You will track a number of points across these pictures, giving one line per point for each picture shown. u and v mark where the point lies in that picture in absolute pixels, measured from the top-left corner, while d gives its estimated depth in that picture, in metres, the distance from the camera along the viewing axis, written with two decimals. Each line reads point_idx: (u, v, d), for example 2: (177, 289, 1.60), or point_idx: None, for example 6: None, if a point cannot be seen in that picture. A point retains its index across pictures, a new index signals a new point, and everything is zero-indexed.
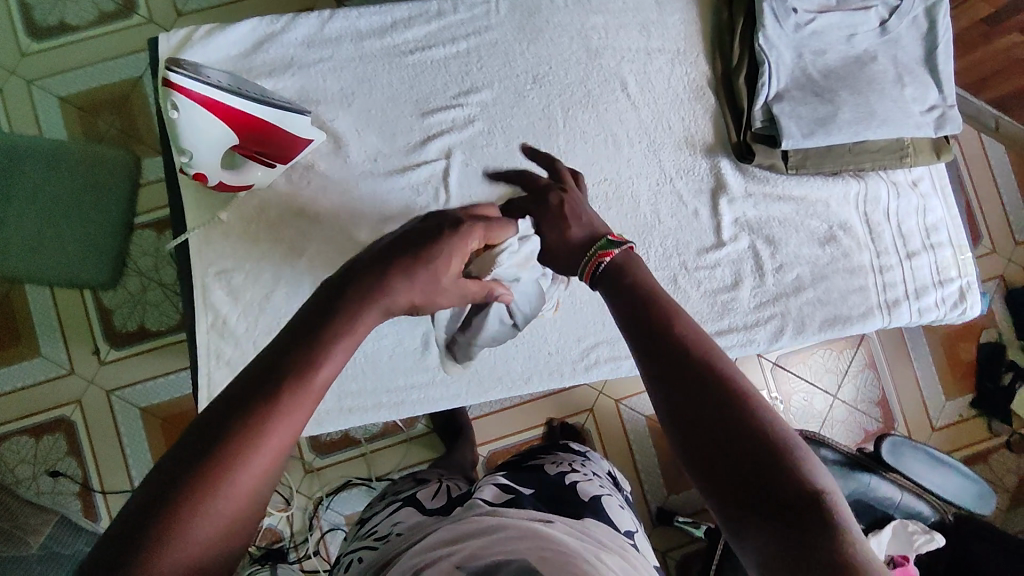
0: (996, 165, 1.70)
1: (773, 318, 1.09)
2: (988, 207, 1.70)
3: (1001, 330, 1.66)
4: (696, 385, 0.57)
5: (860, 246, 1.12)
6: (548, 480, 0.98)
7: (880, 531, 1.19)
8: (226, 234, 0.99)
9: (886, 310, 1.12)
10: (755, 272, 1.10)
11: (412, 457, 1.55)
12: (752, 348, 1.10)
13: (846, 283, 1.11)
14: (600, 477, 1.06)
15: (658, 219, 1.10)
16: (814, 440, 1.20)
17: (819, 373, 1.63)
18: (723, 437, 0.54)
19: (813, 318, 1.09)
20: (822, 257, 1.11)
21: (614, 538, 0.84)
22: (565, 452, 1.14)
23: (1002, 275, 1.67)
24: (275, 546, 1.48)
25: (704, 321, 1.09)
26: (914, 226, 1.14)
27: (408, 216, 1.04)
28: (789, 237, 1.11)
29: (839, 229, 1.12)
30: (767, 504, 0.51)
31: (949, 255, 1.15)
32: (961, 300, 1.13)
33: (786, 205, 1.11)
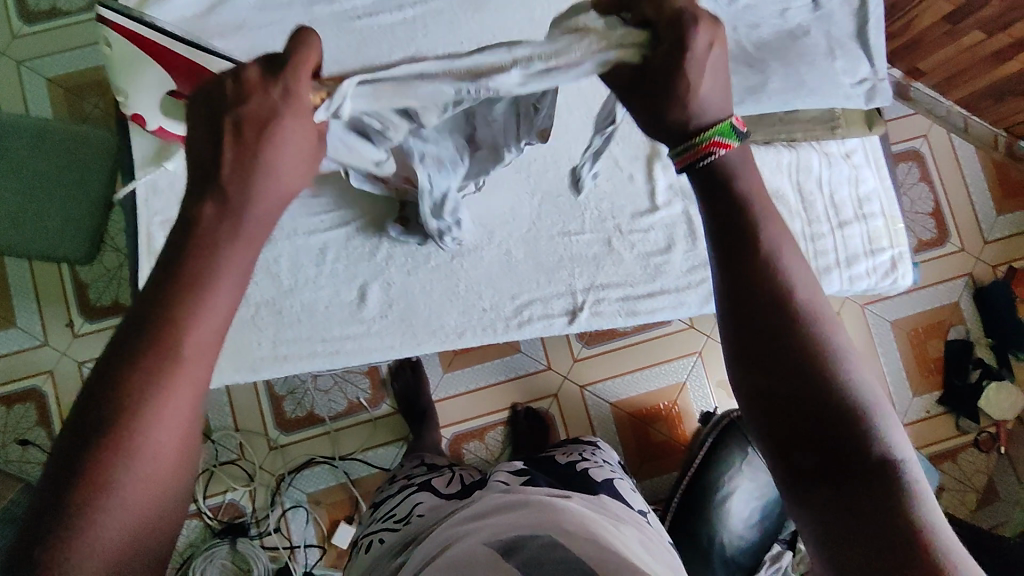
0: (966, 164, 1.71)
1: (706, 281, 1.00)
2: (958, 205, 1.71)
3: (970, 328, 1.67)
4: (770, 337, 0.60)
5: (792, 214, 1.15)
6: (563, 468, 1.14)
7: None
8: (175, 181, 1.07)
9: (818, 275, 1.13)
10: (688, 236, 1.01)
11: (376, 437, 1.55)
12: (685, 313, 1.02)
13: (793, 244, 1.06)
14: (613, 463, 1.21)
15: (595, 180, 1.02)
16: None
17: None
18: (789, 391, 0.58)
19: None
20: None
21: (625, 512, 1.01)
22: (580, 445, 1.29)
23: (970, 273, 1.69)
24: (237, 521, 1.49)
25: (636, 283, 1.01)
26: (846, 196, 1.17)
27: None
28: None
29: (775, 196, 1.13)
30: (822, 457, 0.56)
31: (880, 225, 1.17)
32: (892, 269, 1.15)
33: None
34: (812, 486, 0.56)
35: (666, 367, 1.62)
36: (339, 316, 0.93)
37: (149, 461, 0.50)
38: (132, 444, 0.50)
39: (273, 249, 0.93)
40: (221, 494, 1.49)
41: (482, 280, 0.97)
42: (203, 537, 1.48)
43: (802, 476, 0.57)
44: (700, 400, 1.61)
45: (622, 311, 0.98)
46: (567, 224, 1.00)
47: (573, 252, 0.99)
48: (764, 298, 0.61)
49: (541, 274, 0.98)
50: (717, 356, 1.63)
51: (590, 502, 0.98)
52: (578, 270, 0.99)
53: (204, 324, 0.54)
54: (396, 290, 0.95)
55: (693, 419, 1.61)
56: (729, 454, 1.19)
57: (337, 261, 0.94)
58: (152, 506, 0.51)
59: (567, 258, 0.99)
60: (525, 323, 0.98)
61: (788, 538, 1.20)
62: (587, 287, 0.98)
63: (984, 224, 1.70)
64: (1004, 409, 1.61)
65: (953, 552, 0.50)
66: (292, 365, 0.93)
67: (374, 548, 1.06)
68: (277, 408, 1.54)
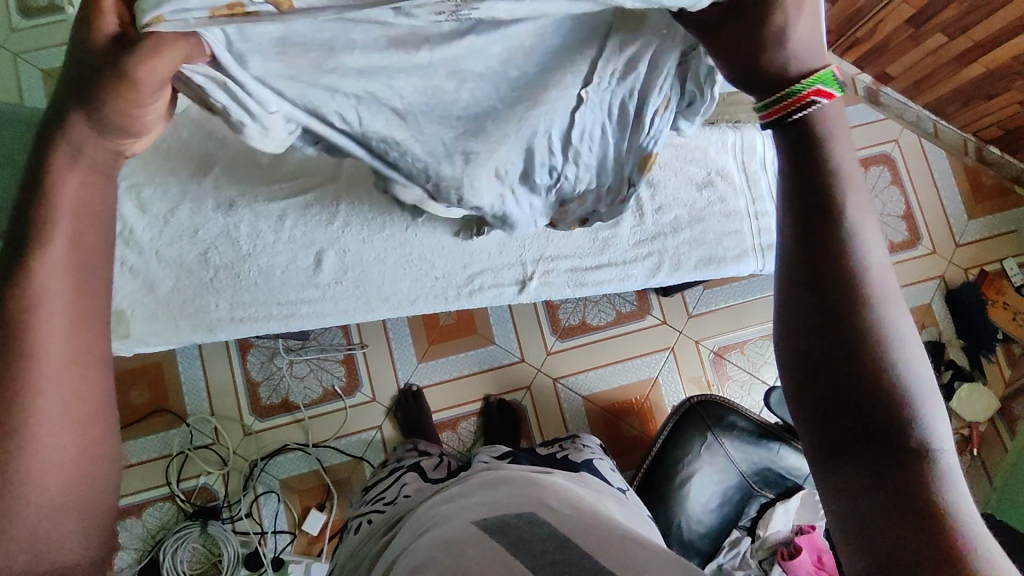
0: (936, 168, 1.75)
1: (651, 255, 1.05)
2: (929, 208, 1.74)
3: (942, 330, 1.68)
4: (814, 285, 0.53)
5: (736, 191, 1.07)
6: (546, 456, 1.15)
7: (787, 499, 1.20)
8: None
9: (761, 253, 1.07)
10: (636, 211, 1.04)
11: (350, 425, 1.57)
12: (630, 285, 1.06)
13: (721, 225, 1.06)
14: (598, 450, 1.23)
15: None
16: (724, 406, 1.22)
17: (755, 363, 1.66)
18: (835, 365, 0.51)
19: (689, 258, 1.05)
20: (699, 202, 1.06)
21: (605, 488, 1.04)
22: (562, 438, 1.31)
23: (942, 275, 1.71)
24: (208, 505, 1.50)
25: (585, 255, 1.05)
26: None
27: None
28: (669, 180, 1.05)
29: (716, 175, 1.07)
30: (858, 440, 0.49)
31: None
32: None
33: (666, 150, 1.04)
34: (841, 470, 0.50)
35: (638, 362, 1.63)
36: (295, 284, 0.96)
37: (39, 483, 0.44)
38: (4, 504, 0.44)
39: (233, 214, 0.93)
40: (194, 478, 1.51)
41: (431, 249, 0.99)
42: (175, 519, 1.50)
43: (830, 459, 0.50)
44: (671, 395, 1.63)
45: (569, 283, 1.03)
46: None
47: None
48: (824, 257, 0.52)
49: (486, 244, 1.00)
50: (689, 352, 1.65)
51: (571, 478, 1.00)
52: (529, 240, 1.02)
53: (49, 348, 0.45)
54: (351, 257, 0.98)
55: (664, 414, 1.62)
56: (691, 439, 1.20)
57: (291, 227, 0.95)
58: (77, 462, 0.46)
59: None
60: (476, 291, 1.02)
61: (746, 525, 1.21)
62: (538, 257, 1.02)
63: (956, 227, 1.73)
64: (976, 410, 1.62)
65: (988, 549, 0.44)
66: (247, 327, 0.96)
67: (360, 530, 1.07)
68: (253, 394, 1.56)
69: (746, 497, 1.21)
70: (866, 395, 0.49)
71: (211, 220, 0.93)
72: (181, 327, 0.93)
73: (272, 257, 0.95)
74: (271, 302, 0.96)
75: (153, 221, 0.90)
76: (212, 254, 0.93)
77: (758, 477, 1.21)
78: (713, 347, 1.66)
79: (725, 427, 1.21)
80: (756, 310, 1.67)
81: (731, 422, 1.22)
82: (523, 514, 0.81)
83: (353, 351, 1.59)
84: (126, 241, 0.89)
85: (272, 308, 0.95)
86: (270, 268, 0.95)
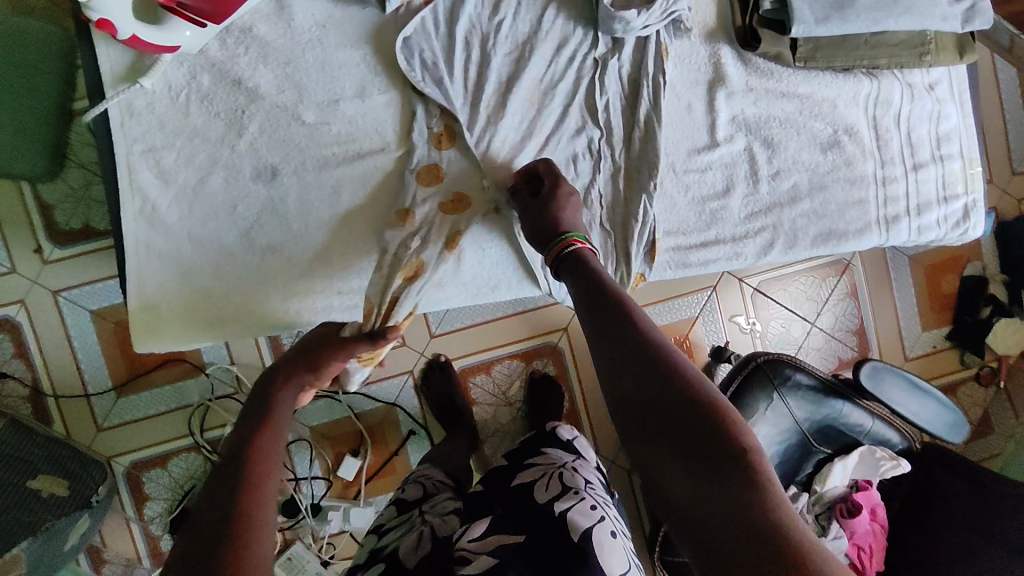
0: (1005, 86, 1.61)
1: (764, 231, 0.80)
2: (991, 132, 1.61)
3: (986, 264, 1.63)
4: (622, 338, 0.58)
5: (866, 154, 0.80)
6: (531, 512, 0.75)
7: (847, 455, 1.17)
8: (155, 110, 0.72)
9: (884, 227, 0.81)
10: (750, 178, 0.79)
11: (380, 370, 1.49)
12: (739, 266, 0.81)
13: (844, 195, 0.80)
14: (595, 489, 0.81)
15: (693, 113, 0.79)
16: (790, 364, 1.16)
17: (799, 300, 1.60)
18: (653, 418, 0.54)
19: (807, 233, 0.80)
20: (821, 165, 0.80)
21: None
22: (555, 444, 0.90)
23: (994, 207, 1.62)
24: None
25: (687, 228, 0.80)
26: (923, 136, 0.81)
27: (360, 112, 0.74)
28: (789, 140, 0.79)
29: (845, 134, 0.80)
30: (684, 477, 0.50)
31: (958, 168, 0.82)
32: (964, 220, 0.82)
33: (789, 102, 0.79)
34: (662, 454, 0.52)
35: (680, 301, 1.56)
36: (358, 269, 0.75)
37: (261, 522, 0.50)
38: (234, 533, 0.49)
39: (277, 184, 0.73)
40: (220, 427, 1.45)
41: (489, 228, 0.77)
42: (204, 469, 1.45)
43: (670, 481, 0.51)
44: (712, 334, 1.57)
45: (672, 263, 0.79)
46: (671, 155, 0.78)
47: (678, 182, 0.79)
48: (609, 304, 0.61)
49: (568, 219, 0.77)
50: (731, 289, 1.57)
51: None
52: (660, 199, 0.78)
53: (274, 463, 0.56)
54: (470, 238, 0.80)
55: (704, 353, 1.57)
56: (756, 399, 1.15)
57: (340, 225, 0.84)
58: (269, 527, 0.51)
59: (670, 186, 0.79)
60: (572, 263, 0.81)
61: (803, 480, 1.18)
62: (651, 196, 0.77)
63: (1015, 153, 1.62)
64: (1009, 342, 1.60)
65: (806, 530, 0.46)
66: (305, 321, 0.75)
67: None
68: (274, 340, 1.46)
69: (804, 453, 1.17)
70: (676, 410, 0.53)
71: (252, 192, 0.73)
72: (226, 322, 0.74)
73: (321, 204, 0.74)
74: (312, 285, 0.74)
75: (178, 193, 0.73)
76: (256, 234, 0.73)
77: (818, 432, 1.17)
78: (756, 284, 1.58)
79: (790, 386, 1.16)
80: None
81: (795, 381, 1.16)
82: None
83: None
84: (150, 221, 0.72)
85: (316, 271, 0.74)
86: (312, 198, 0.73)
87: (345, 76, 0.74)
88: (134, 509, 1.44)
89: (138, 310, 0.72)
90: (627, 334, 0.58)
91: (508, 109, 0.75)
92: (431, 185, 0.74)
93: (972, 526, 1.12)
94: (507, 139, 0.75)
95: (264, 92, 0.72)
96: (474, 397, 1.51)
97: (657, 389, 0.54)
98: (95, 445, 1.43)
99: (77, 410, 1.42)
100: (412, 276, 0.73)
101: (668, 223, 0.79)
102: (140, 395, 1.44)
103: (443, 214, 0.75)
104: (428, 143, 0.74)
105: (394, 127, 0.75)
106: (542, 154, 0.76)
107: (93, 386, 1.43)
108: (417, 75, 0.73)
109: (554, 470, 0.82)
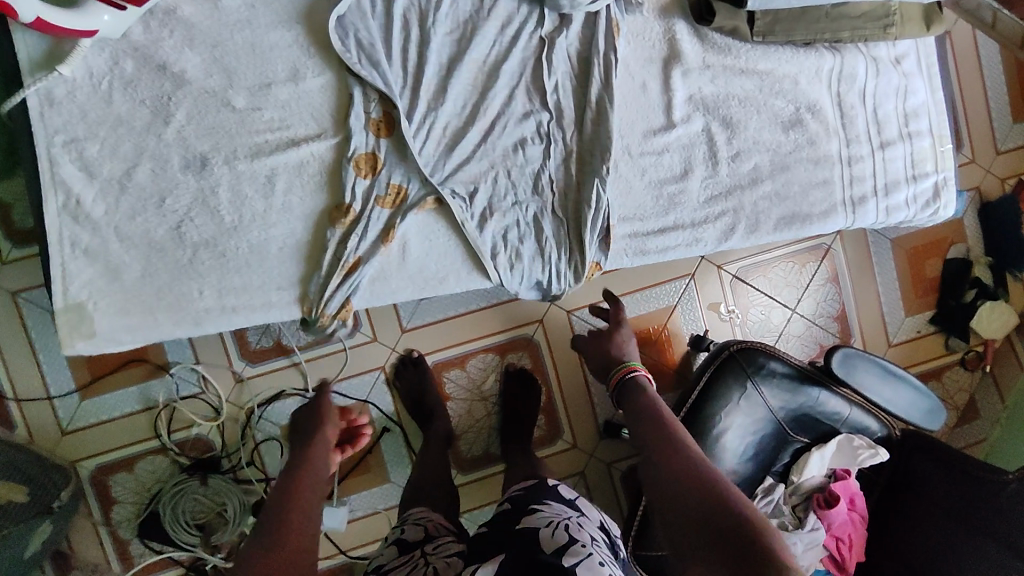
0: (986, 64, 1.58)
1: (724, 214, 0.77)
2: (974, 111, 1.58)
3: (970, 247, 1.60)
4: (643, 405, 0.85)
5: (830, 132, 0.78)
6: (539, 559, 0.74)
7: (824, 444, 1.15)
8: (75, 98, 0.67)
9: (850, 208, 0.79)
10: (709, 160, 0.77)
11: (351, 367, 1.46)
12: (699, 253, 0.78)
13: (807, 175, 0.78)
14: (597, 544, 0.81)
15: (647, 93, 0.77)
16: (763, 352, 1.14)
17: (779, 287, 1.57)
18: (688, 501, 0.67)
19: (769, 216, 0.77)
20: (784, 145, 0.78)
21: None
22: (555, 499, 0.90)
23: (978, 187, 1.59)
24: (206, 457, 1.42)
25: (644, 214, 0.77)
26: (890, 112, 0.80)
27: (295, 97, 0.70)
28: (749, 119, 0.78)
29: (807, 112, 0.78)
30: None
31: (927, 145, 0.80)
32: (934, 199, 0.80)
33: (748, 79, 0.78)
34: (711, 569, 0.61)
35: (657, 290, 1.52)
36: (296, 262, 0.72)
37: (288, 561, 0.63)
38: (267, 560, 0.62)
39: (208, 175, 0.69)
40: (187, 429, 1.42)
41: (435, 216, 0.73)
42: (172, 472, 1.42)
43: None
44: (691, 323, 1.54)
45: (628, 250, 0.76)
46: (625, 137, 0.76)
47: (634, 165, 0.76)
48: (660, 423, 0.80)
49: (512, 206, 0.74)
50: (709, 276, 1.54)
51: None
52: (614, 183, 0.76)
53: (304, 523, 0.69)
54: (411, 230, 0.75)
55: (683, 342, 1.54)
56: (730, 389, 1.12)
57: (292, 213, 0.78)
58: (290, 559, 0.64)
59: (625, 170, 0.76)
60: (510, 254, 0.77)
61: (780, 471, 1.16)
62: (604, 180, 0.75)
63: (998, 132, 1.59)
64: (996, 327, 1.56)
65: None
66: (242, 318, 0.72)
67: None
68: (240, 337, 1.43)
69: (780, 443, 1.15)
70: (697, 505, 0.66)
71: (182, 184, 0.69)
72: (158, 321, 0.70)
73: (255, 194, 0.70)
74: (250, 281, 0.71)
75: (103, 187, 0.69)
76: (187, 228, 0.70)
77: (794, 422, 1.15)
78: (735, 271, 1.55)
79: (764, 375, 1.13)
80: None
81: (770, 369, 1.14)
82: None
83: None
84: (74, 217, 0.68)
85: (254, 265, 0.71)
86: (246, 189, 0.70)
87: (276, 58, 0.70)
88: (101, 513, 1.41)
89: (64, 312, 0.68)
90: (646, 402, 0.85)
91: (449, 92, 0.73)
92: (367, 176, 0.71)
93: (948, 510, 1.10)
94: (453, 125, 0.73)
95: (191, 77, 0.68)
96: (449, 392, 1.48)
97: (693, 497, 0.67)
98: (59, 449, 1.39)
99: (41, 414, 1.39)
100: (349, 273, 0.71)
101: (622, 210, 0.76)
102: (105, 397, 1.40)
103: (380, 207, 0.72)
104: (366, 128, 0.71)
105: (331, 112, 0.71)
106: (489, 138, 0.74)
107: (56, 390, 1.39)
108: (351, 58, 0.70)
109: (559, 521, 0.82)
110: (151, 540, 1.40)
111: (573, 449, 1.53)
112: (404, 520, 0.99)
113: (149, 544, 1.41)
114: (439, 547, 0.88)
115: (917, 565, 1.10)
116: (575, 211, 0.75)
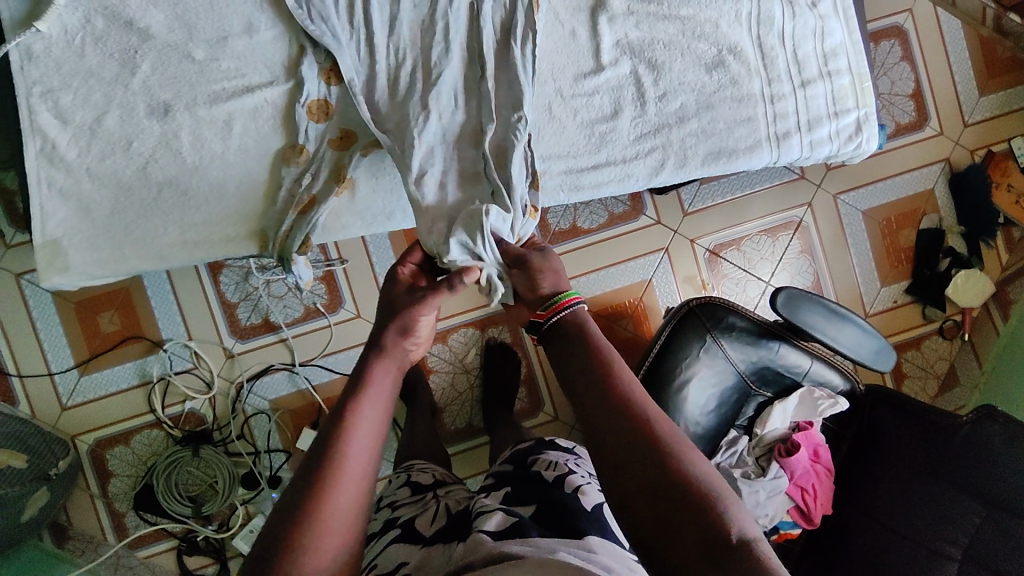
0: (950, 38, 1.61)
1: (653, 151, 0.94)
2: (940, 84, 1.61)
3: (943, 217, 1.62)
4: (586, 356, 0.67)
5: (750, 72, 0.95)
6: (541, 489, 0.78)
7: (785, 398, 1.19)
8: (52, 52, 0.80)
9: (775, 143, 0.96)
10: (636, 101, 0.94)
11: (336, 343, 1.52)
12: (633, 187, 0.96)
13: (732, 113, 0.95)
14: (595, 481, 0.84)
15: (576, 37, 0.94)
16: (724, 308, 1.17)
17: (753, 261, 1.59)
18: (648, 497, 0.56)
19: (696, 152, 0.95)
20: (707, 85, 0.95)
21: (620, 556, 0.66)
22: (556, 448, 0.94)
23: (947, 159, 1.62)
24: (198, 430, 1.48)
25: (581, 154, 0.95)
26: (809, 51, 0.97)
27: (255, 57, 0.85)
28: (673, 61, 0.95)
29: (728, 53, 0.95)
30: None
31: (847, 82, 0.97)
32: (856, 133, 0.98)
33: (671, 24, 0.95)
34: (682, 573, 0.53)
35: (632, 263, 1.56)
36: (253, 200, 0.87)
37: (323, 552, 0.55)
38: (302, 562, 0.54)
39: (171, 120, 0.83)
40: (180, 404, 1.48)
41: (380, 156, 0.89)
42: (166, 445, 1.48)
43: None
44: (666, 296, 1.57)
45: (564, 187, 0.93)
46: (564, 77, 0.94)
47: (574, 108, 0.94)
48: (604, 376, 0.65)
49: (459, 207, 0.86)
50: (683, 250, 1.58)
51: (528, 544, 0.61)
52: (548, 128, 0.93)
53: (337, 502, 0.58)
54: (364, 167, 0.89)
55: (660, 317, 1.57)
56: (690, 343, 1.15)
57: (253, 163, 0.86)
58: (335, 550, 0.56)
59: (573, 111, 0.94)
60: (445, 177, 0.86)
61: (744, 424, 1.21)
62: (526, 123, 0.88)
63: (966, 105, 1.62)
64: (973, 295, 1.58)
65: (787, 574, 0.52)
66: (201, 252, 0.88)
67: None
68: (230, 315, 1.49)
69: (744, 397, 1.19)
70: (654, 495, 0.56)
71: (147, 129, 0.82)
72: (126, 256, 0.85)
73: (222, 135, 0.85)
74: (215, 212, 0.86)
75: (75, 132, 0.81)
76: (152, 168, 0.83)
77: (756, 376, 1.18)
78: (709, 246, 1.58)
79: (724, 329, 1.16)
80: (753, 205, 1.59)
81: (730, 323, 1.17)
82: (524, 544, 0.62)
83: (332, 267, 1.51)
84: (50, 159, 0.81)
85: (226, 198, 0.86)
86: (222, 134, 0.85)
87: (232, 14, 0.84)
88: (98, 485, 1.47)
89: (42, 247, 0.82)
90: (586, 354, 0.67)
91: (387, 48, 0.87)
92: (320, 120, 0.87)
93: (923, 470, 1.07)
94: (389, 75, 0.87)
95: (155, 31, 0.82)
96: (431, 365, 1.53)
97: (648, 488, 0.56)
98: (60, 424, 1.46)
99: (42, 389, 1.46)
100: (303, 210, 0.86)
101: (546, 151, 0.94)
102: (101, 372, 1.47)
103: (331, 148, 0.87)
104: (318, 79, 0.86)
105: (283, 62, 0.86)
106: (423, 87, 0.87)
107: (56, 365, 1.47)
108: (302, 14, 0.83)
109: (561, 461, 0.86)
110: (147, 512, 1.45)
111: (555, 421, 1.56)
112: (409, 468, 1.03)
113: (144, 516, 1.45)
114: (450, 491, 0.90)
115: (920, 538, 1.03)
116: (499, 156, 0.88)
